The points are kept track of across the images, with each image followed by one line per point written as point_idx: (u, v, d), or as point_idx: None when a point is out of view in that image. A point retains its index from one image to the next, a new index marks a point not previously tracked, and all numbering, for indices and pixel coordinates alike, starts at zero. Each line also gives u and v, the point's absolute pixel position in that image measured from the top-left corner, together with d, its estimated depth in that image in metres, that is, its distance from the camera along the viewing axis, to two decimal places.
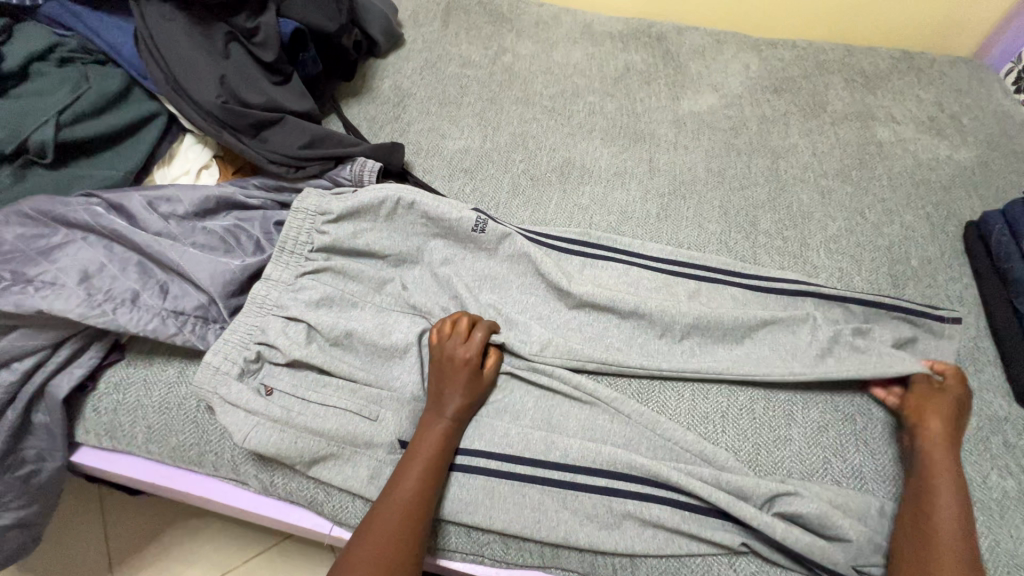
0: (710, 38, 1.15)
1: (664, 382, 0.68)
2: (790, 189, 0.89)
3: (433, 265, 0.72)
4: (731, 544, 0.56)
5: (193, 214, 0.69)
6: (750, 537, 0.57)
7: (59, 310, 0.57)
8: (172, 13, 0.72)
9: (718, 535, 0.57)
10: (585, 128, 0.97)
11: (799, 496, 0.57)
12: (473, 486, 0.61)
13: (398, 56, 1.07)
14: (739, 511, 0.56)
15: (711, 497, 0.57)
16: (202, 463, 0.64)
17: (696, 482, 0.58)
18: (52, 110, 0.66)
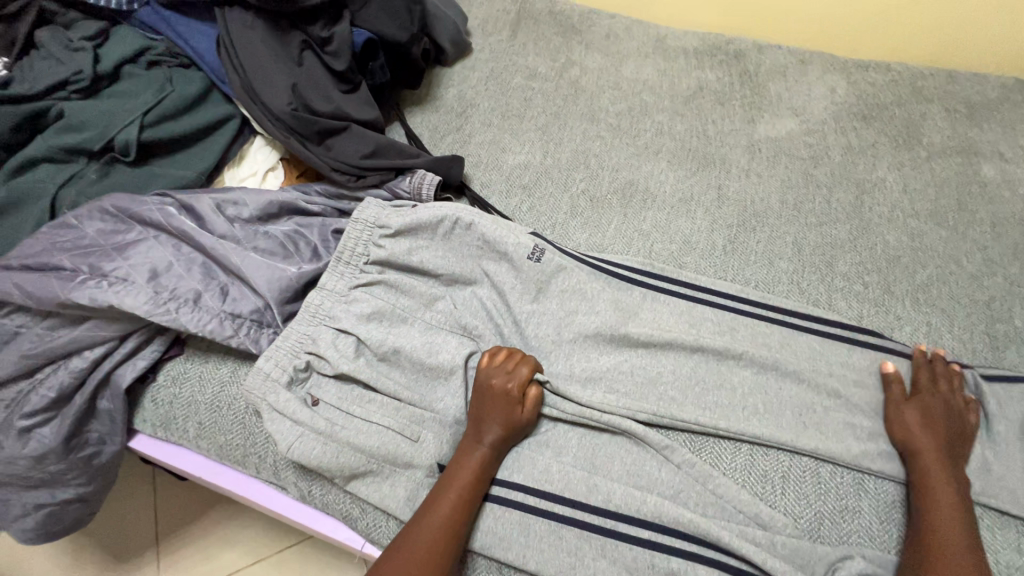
0: (793, 57, 1.07)
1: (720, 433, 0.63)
2: (875, 228, 0.82)
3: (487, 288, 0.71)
4: None
5: (257, 218, 0.71)
6: None
7: (128, 306, 0.59)
8: (254, 23, 0.74)
9: None
10: (651, 149, 0.93)
11: None
12: (509, 520, 0.58)
13: (464, 64, 1.07)
14: None
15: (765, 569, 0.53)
16: (247, 464, 0.65)
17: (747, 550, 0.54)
18: (138, 110, 0.70)
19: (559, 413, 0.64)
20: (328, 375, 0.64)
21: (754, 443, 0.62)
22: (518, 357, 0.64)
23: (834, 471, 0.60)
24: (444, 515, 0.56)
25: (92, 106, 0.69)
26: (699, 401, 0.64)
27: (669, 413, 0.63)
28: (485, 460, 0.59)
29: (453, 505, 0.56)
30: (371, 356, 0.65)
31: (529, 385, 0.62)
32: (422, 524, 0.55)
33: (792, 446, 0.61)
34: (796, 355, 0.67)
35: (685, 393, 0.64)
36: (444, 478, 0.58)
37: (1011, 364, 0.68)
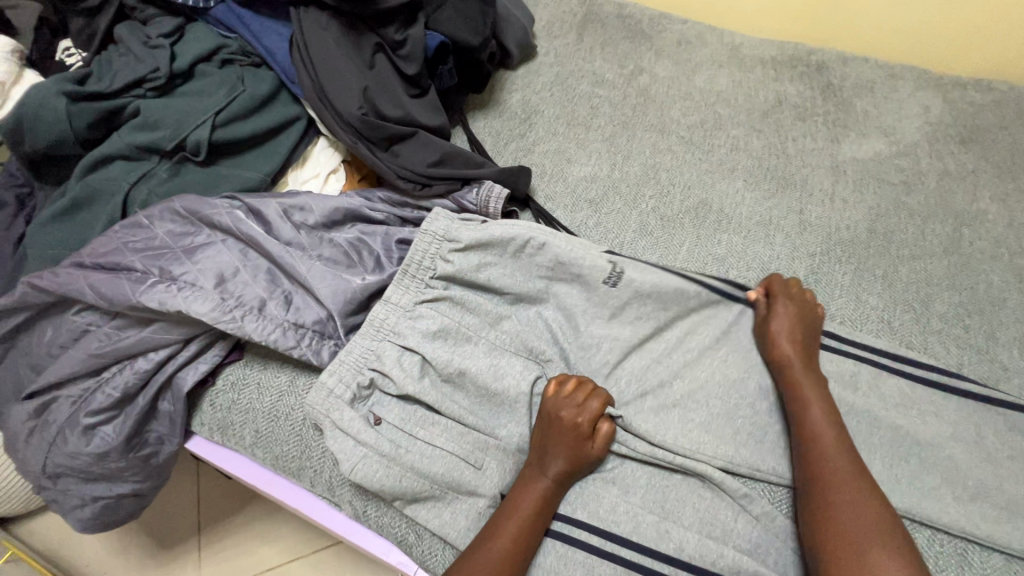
0: (882, 71, 1.00)
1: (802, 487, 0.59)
2: (976, 265, 0.75)
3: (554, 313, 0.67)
4: None
5: (322, 224, 0.69)
6: None
7: (195, 312, 0.58)
8: (329, 24, 0.73)
9: None
10: (726, 166, 0.87)
11: None
12: (573, 563, 0.55)
13: (529, 68, 1.03)
14: None
15: None
16: (301, 476, 0.64)
17: None
18: (211, 110, 0.69)
19: (630, 451, 0.60)
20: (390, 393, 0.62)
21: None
22: (587, 386, 0.60)
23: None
24: (504, 549, 0.53)
25: (167, 104, 0.69)
26: (778, 446, 0.60)
27: (747, 462, 0.59)
28: (548, 495, 0.56)
29: (514, 540, 0.53)
30: (435, 376, 0.62)
31: (598, 417, 0.59)
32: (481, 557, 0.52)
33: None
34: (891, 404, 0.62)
35: (765, 436, 0.60)
36: (505, 509, 0.55)
37: None
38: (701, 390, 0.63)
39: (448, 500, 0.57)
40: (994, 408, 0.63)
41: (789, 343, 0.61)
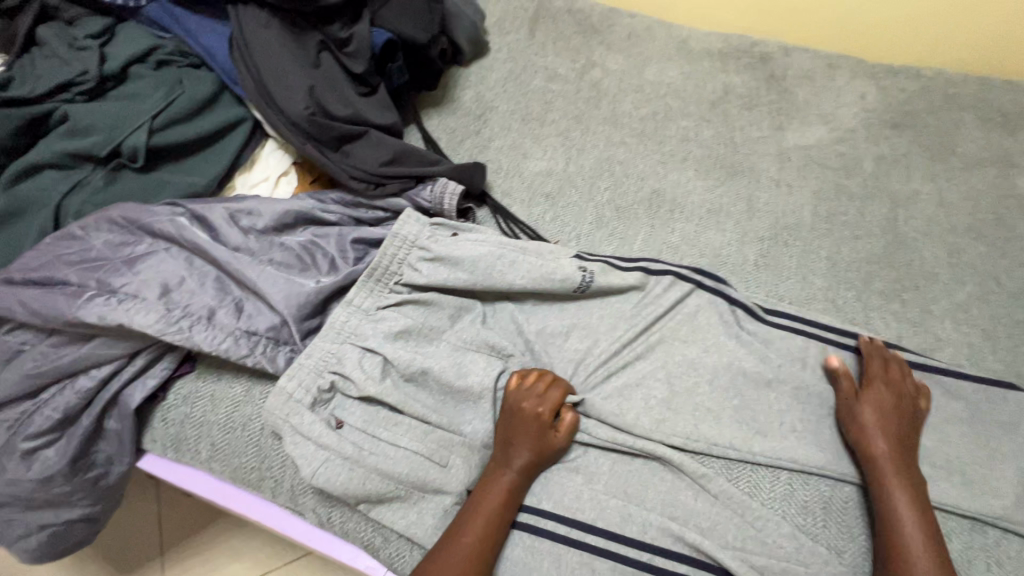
0: (821, 61, 1.04)
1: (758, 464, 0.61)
2: (911, 243, 0.79)
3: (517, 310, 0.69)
4: None
5: (272, 228, 0.67)
6: None
7: (139, 325, 0.56)
8: (269, 21, 0.70)
9: None
10: (678, 156, 0.89)
11: None
12: (540, 552, 0.56)
13: (481, 65, 1.03)
14: None
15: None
16: (262, 488, 0.62)
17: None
18: (146, 114, 0.66)
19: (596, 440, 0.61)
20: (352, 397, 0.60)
21: (795, 471, 0.60)
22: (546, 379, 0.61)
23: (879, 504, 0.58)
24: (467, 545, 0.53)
25: (99, 109, 0.65)
26: (731, 424, 0.62)
27: (706, 442, 0.61)
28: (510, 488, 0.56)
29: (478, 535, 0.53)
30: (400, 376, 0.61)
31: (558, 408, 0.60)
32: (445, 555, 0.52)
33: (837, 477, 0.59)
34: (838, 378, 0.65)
35: (722, 415, 0.62)
36: (469, 506, 0.55)
37: None
38: (656, 375, 0.65)
39: (413, 499, 0.57)
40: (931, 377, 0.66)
41: (881, 432, 0.58)
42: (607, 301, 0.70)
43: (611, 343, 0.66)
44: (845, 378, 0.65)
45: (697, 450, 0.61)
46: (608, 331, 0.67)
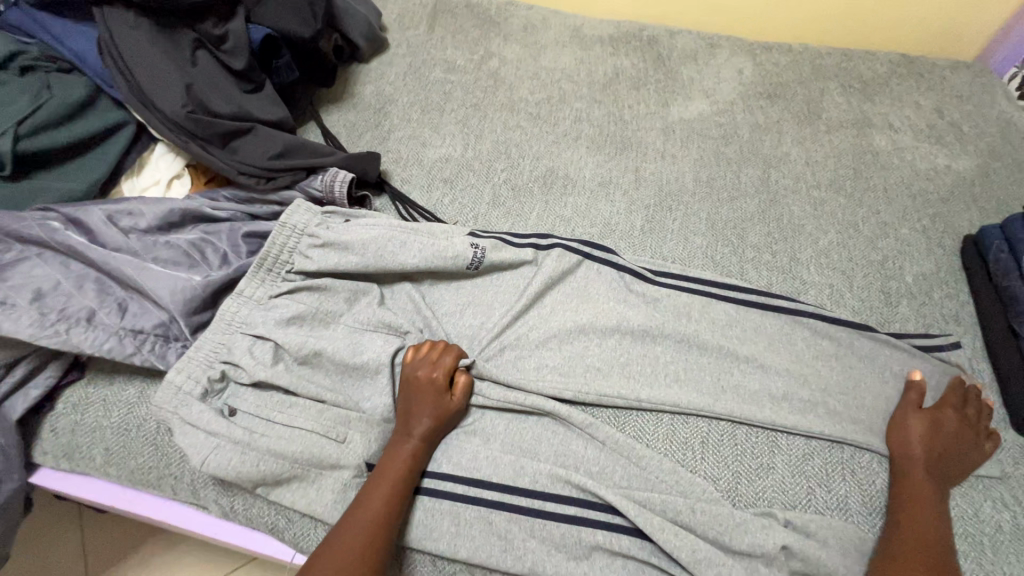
0: (703, 41, 1.11)
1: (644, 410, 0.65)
2: (781, 201, 0.86)
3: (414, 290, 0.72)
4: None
5: (156, 227, 0.67)
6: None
7: (10, 331, 0.55)
8: (137, 21, 0.70)
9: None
10: (571, 136, 0.94)
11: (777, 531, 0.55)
12: (438, 512, 0.58)
13: (381, 61, 1.05)
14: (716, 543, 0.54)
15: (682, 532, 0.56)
16: (162, 487, 0.62)
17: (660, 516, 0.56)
18: (11, 120, 0.64)
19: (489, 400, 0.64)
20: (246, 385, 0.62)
21: (677, 412, 0.64)
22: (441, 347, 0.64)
23: (750, 433, 0.63)
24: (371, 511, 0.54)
25: None
26: (619, 376, 0.66)
27: (595, 395, 0.64)
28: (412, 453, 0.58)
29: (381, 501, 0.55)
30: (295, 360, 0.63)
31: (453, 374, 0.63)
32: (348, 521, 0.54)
33: (713, 413, 0.63)
34: (713, 325, 0.70)
35: (610, 368, 0.67)
36: (373, 475, 0.57)
37: (904, 317, 0.74)
38: (548, 337, 0.69)
39: (311, 477, 0.58)
40: (804, 320, 0.71)
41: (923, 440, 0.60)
42: (502, 276, 0.74)
43: (505, 314, 0.70)
44: (723, 325, 0.70)
45: (586, 402, 0.65)
46: (502, 305, 0.71)
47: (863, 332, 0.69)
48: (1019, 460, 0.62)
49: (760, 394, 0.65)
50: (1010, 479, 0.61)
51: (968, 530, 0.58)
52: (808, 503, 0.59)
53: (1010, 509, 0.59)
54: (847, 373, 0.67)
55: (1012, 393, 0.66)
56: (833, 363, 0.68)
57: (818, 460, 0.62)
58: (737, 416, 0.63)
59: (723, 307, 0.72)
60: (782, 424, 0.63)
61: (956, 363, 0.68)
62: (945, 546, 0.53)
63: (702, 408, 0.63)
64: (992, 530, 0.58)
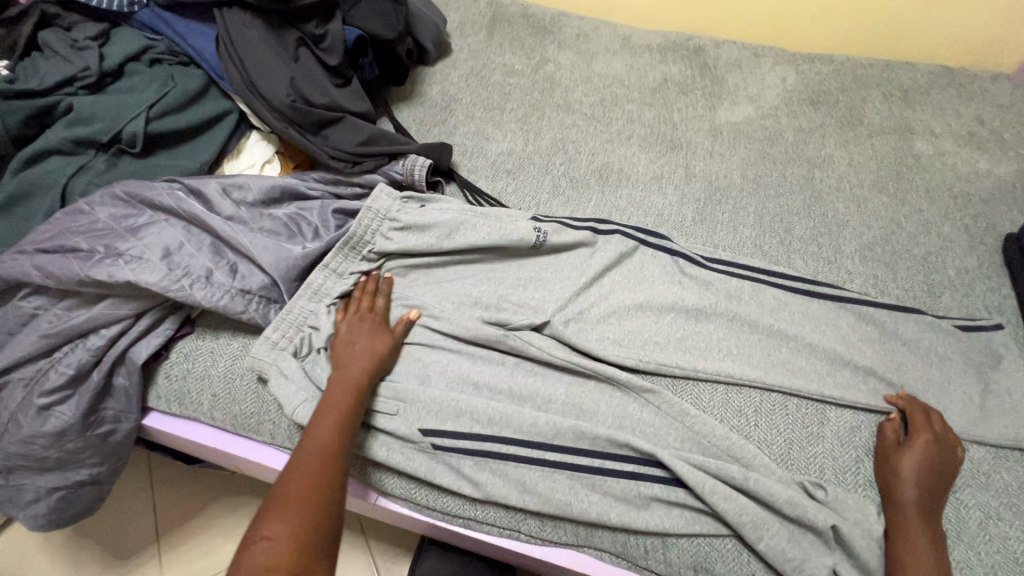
0: (747, 51, 1.18)
1: (698, 380, 0.70)
2: (826, 198, 0.91)
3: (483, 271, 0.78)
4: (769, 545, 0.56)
5: (261, 202, 0.75)
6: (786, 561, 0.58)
7: (145, 282, 0.63)
8: (251, 22, 0.80)
9: (757, 529, 0.57)
10: (624, 135, 1.01)
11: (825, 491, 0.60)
12: (508, 464, 0.63)
13: (445, 64, 1.13)
14: (774, 496, 0.58)
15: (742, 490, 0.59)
16: (261, 431, 0.69)
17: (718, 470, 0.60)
18: (143, 104, 0.74)
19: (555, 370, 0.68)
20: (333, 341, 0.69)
21: (730, 383, 0.69)
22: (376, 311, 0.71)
23: (799, 405, 0.68)
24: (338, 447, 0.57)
25: (100, 100, 0.73)
26: (675, 349, 0.71)
27: (654, 365, 0.70)
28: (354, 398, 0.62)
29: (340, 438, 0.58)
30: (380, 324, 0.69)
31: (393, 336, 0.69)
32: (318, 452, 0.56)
33: (765, 385, 0.68)
34: (765, 306, 0.75)
35: (667, 342, 0.72)
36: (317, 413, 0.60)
37: (947, 307, 0.78)
38: (608, 312, 0.74)
39: (398, 424, 0.65)
40: (851, 305, 0.75)
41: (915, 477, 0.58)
42: (560, 258, 0.79)
43: (565, 290, 0.75)
44: (773, 307, 0.75)
45: (645, 371, 0.70)
46: (563, 281, 0.77)
47: (907, 319, 0.73)
48: None
49: (809, 369, 0.69)
50: None
51: (1013, 501, 0.61)
52: (855, 469, 0.63)
53: None
54: (893, 355, 0.71)
55: None
56: (878, 345, 0.72)
57: (865, 432, 0.66)
58: (787, 389, 0.68)
59: (773, 291, 0.77)
60: (830, 397, 0.67)
61: (999, 350, 0.72)
62: (938, 553, 0.55)
63: (753, 380, 0.68)
64: None
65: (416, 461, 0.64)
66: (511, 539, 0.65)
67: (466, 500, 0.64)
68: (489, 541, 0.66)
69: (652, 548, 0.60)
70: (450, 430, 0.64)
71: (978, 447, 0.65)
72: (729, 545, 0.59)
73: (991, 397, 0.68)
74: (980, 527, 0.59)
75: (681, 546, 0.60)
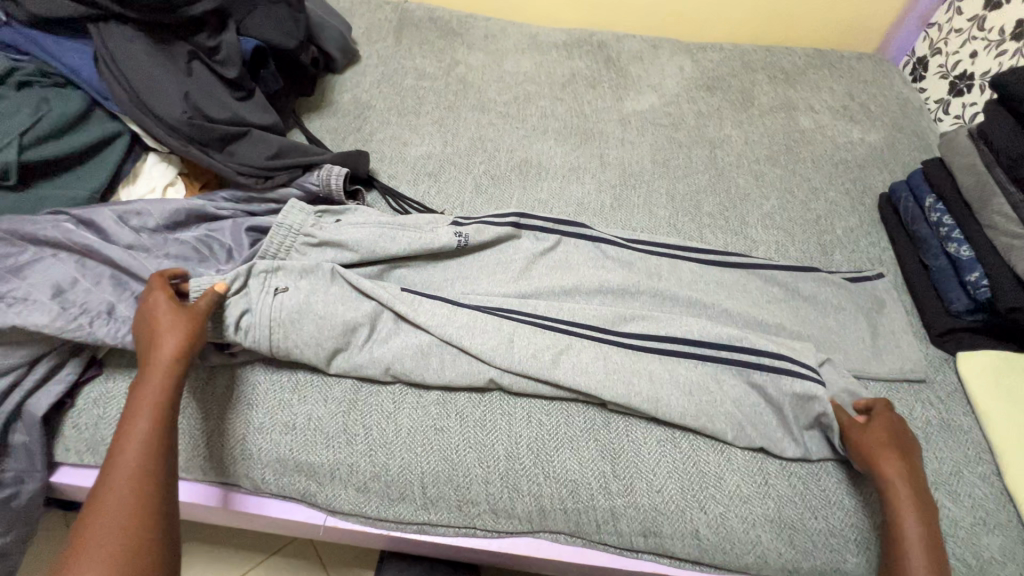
0: (646, 44, 1.24)
1: None
2: (728, 175, 0.98)
3: (407, 277, 0.77)
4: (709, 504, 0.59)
5: (164, 227, 0.71)
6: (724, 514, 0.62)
7: (34, 324, 0.58)
8: (134, 36, 0.74)
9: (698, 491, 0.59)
10: (539, 130, 1.03)
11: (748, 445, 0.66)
12: (457, 458, 0.64)
13: (354, 71, 1.11)
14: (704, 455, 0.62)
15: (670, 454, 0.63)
16: (190, 469, 0.65)
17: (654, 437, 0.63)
18: (14, 131, 0.67)
19: (500, 369, 0.66)
20: (211, 344, 0.65)
21: None
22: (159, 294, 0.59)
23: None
24: (139, 495, 0.49)
25: None
26: None
27: None
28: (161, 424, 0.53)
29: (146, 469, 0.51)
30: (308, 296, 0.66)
31: (204, 319, 0.59)
32: (109, 516, 0.48)
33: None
34: (683, 279, 0.80)
35: None
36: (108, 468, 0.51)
37: (838, 263, 0.87)
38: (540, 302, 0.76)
39: (348, 434, 0.65)
40: (759, 271, 0.82)
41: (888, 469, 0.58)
42: (483, 255, 0.80)
43: (493, 285, 0.77)
44: (691, 277, 0.80)
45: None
46: (488, 277, 0.78)
47: (806, 278, 0.81)
48: (938, 369, 0.75)
49: None
50: (933, 384, 0.73)
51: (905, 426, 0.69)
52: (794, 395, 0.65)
53: (935, 407, 0.71)
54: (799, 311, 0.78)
55: (929, 316, 0.79)
56: (785, 305, 0.79)
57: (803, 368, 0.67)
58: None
59: (689, 265, 0.82)
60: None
61: (882, 296, 0.81)
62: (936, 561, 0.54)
63: None
64: (922, 424, 0.69)
65: (365, 469, 0.64)
66: (468, 536, 0.65)
67: (418, 505, 0.64)
68: (446, 543, 0.66)
69: (603, 522, 0.63)
70: (400, 433, 0.65)
71: (873, 384, 0.73)
72: (673, 510, 0.62)
73: (881, 338, 0.76)
74: None
75: (629, 515, 0.62)
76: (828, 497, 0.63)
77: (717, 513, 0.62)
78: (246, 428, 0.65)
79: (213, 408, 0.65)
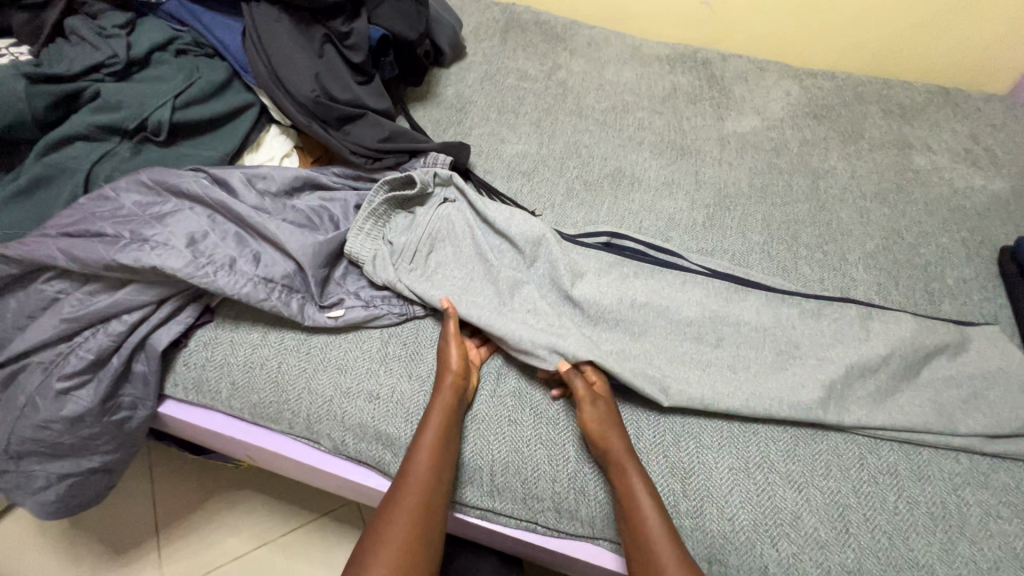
0: (753, 65, 1.21)
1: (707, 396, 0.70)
2: (830, 208, 0.94)
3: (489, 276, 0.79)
4: (814, 545, 0.59)
5: (284, 192, 0.77)
6: (796, 555, 0.59)
7: (170, 268, 0.63)
8: (279, 17, 0.80)
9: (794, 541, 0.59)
10: (635, 140, 1.03)
11: (823, 491, 0.63)
12: (531, 453, 0.65)
13: (460, 66, 1.15)
14: (769, 485, 0.63)
15: (791, 495, 0.62)
16: (279, 420, 0.70)
17: (712, 463, 0.64)
18: (170, 94, 0.74)
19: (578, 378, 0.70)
20: (314, 304, 0.71)
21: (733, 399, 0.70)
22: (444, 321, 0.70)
23: (822, 410, 0.67)
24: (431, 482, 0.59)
25: (127, 88, 0.74)
26: (683, 347, 0.72)
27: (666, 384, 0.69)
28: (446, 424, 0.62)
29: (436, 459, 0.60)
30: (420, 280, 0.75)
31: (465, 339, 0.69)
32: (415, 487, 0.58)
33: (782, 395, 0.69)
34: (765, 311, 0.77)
35: (681, 338, 0.73)
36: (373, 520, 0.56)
37: (945, 315, 0.81)
38: (631, 309, 0.74)
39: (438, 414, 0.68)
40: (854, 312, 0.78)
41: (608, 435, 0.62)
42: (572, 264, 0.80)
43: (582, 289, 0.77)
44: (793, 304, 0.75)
45: (665, 386, 0.67)
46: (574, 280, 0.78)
47: (921, 323, 0.74)
48: None
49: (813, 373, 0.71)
50: None
51: (1011, 498, 0.63)
52: None
53: None
54: (914, 353, 0.71)
55: None
56: (896, 346, 0.72)
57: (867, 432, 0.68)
58: (812, 402, 0.67)
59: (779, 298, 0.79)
60: (855, 423, 0.67)
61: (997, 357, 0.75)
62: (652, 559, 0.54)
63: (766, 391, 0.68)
64: None
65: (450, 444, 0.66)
66: (528, 531, 0.66)
67: (486, 491, 0.65)
68: (501, 532, 0.67)
69: None
70: (478, 421, 0.67)
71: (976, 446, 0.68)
72: (742, 539, 0.60)
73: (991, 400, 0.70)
74: (981, 522, 0.61)
75: (694, 538, 0.61)
76: (916, 559, 0.58)
77: (790, 552, 0.59)
78: (333, 390, 0.68)
79: (307, 366, 0.70)
